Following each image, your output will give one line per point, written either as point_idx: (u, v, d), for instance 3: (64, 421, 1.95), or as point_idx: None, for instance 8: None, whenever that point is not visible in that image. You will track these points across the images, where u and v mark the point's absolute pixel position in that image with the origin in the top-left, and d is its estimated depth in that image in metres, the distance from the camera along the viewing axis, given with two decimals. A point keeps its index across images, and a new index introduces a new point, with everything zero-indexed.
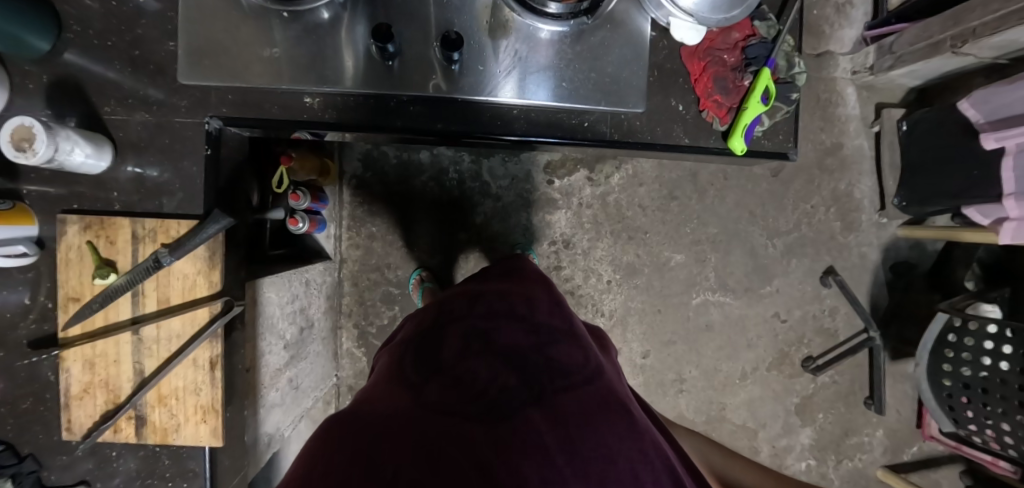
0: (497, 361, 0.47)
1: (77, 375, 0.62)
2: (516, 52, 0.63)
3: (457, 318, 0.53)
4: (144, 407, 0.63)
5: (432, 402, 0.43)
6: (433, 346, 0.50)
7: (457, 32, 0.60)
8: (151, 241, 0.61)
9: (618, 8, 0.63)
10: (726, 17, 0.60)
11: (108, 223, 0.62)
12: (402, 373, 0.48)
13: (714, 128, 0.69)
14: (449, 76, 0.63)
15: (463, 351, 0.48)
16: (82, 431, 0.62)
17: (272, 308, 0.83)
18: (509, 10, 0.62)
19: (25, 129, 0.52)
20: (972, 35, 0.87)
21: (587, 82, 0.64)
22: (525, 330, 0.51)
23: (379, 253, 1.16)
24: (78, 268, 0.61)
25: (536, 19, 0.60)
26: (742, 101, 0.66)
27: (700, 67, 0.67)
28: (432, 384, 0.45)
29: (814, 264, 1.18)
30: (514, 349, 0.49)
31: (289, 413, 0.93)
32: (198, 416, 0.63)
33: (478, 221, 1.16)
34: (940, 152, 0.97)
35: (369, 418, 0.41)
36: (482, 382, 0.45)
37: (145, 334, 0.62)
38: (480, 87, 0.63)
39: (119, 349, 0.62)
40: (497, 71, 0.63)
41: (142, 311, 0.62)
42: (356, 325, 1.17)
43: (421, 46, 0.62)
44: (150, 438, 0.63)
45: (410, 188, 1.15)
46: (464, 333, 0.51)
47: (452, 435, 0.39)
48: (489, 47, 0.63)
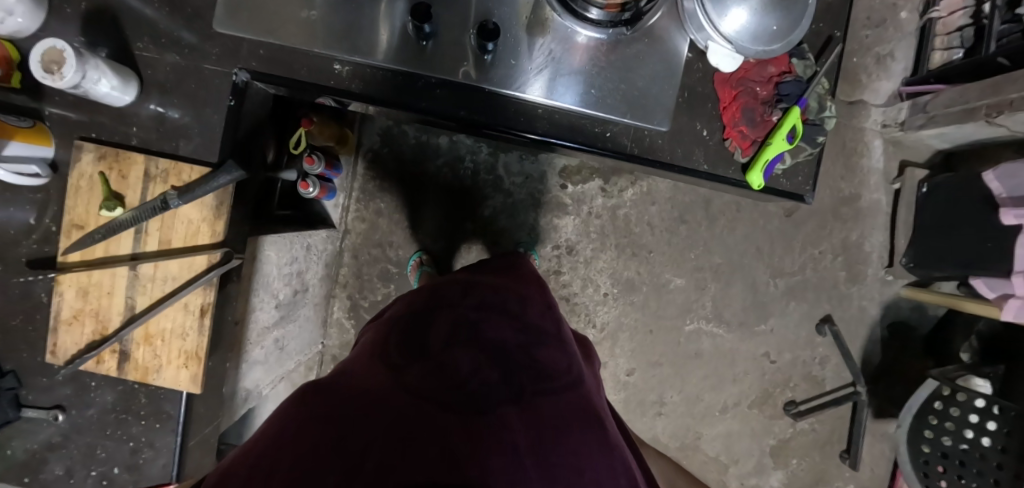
0: (484, 355, 0.47)
1: (70, 300, 0.62)
2: (549, 52, 0.63)
3: (450, 303, 0.53)
4: (130, 343, 0.63)
5: (412, 385, 0.43)
6: (420, 328, 0.51)
7: (495, 23, 0.61)
8: (162, 181, 0.62)
9: (656, 24, 0.64)
10: (766, 50, 0.58)
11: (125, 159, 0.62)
12: (385, 352, 0.48)
13: (735, 159, 0.68)
14: (480, 65, 0.63)
15: (449, 339, 0.49)
16: (66, 356, 0.63)
17: (270, 266, 0.83)
18: (549, 9, 0.62)
19: (56, 51, 0.52)
20: (1008, 107, 0.86)
21: (615, 93, 0.64)
22: (512, 328, 0.52)
23: (383, 229, 1.16)
24: (86, 197, 0.62)
25: (576, 22, 0.60)
26: (767, 136, 0.66)
27: (730, 96, 0.66)
28: (414, 367, 0.45)
29: (813, 309, 1.18)
30: (500, 344, 0.49)
31: (271, 372, 0.93)
32: (180, 361, 0.63)
33: (486, 214, 1.16)
34: (958, 217, 0.95)
35: (347, 391, 0.41)
36: (465, 374, 0.45)
37: (142, 271, 0.62)
38: (510, 80, 0.63)
39: (115, 281, 0.62)
40: (529, 68, 0.63)
41: (143, 248, 0.63)
42: (349, 297, 1.17)
43: (458, 32, 0.62)
44: (131, 375, 0.64)
45: (424, 171, 1.15)
46: (453, 320, 0.51)
47: (428, 422, 0.39)
48: (521, 41, 0.63)
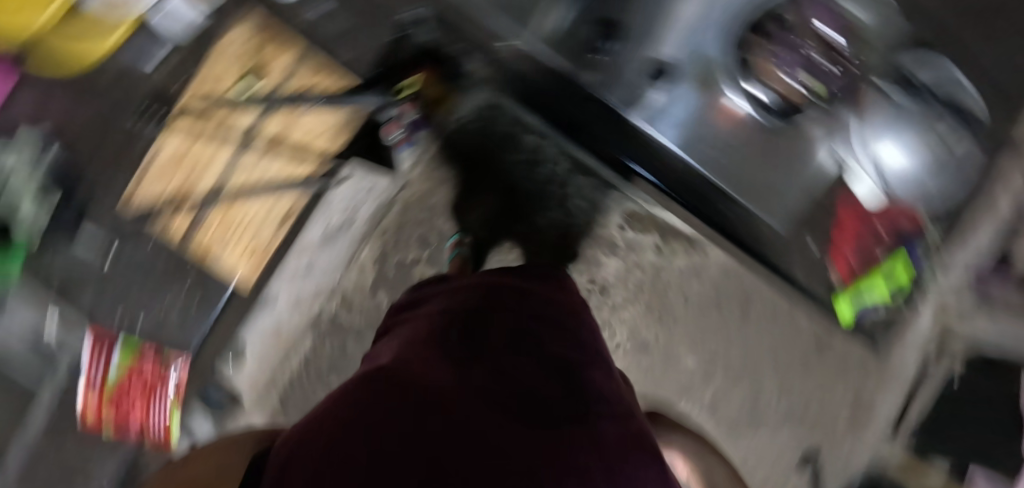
0: (540, 364, 0.48)
1: (169, 149, 0.62)
2: (693, 106, 0.63)
3: (508, 313, 0.55)
4: (212, 209, 0.70)
5: (477, 384, 0.43)
6: (480, 329, 0.53)
7: (667, 63, 0.62)
8: (308, 78, 0.70)
9: (818, 132, 0.61)
10: None
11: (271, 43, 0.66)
12: (444, 344, 0.50)
13: (829, 277, 0.63)
14: (611, 81, 0.62)
15: (511, 345, 0.50)
16: (142, 200, 0.64)
17: (337, 192, 0.87)
18: (719, 73, 0.62)
19: None
20: None
21: (743, 171, 0.62)
22: (571, 345, 0.53)
23: (439, 196, 1.17)
24: (225, 61, 0.63)
25: (730, 89, 0.61)
26: (870, 271, 0.61)
27: (851, 222, 0.60)
28: (477, 367, 0.46)
29: (804, 442, 1.16)
30: (561, 359, 0.50)
31: (289, 287, 0.93)
32: (246, 245, 0.77)
33: (539, 223, 1.17)
34: (990, 418, 0.93)
35: (411, 374, 0.42)
36: (524, 378, 0.46)
37: (252, 150, 0.69)
38: (648, 114, 0.63)
39: (220, 149, 0.66)
40: (669, 112, 0.63)
41: (261, 129, 0.69)
42: (383, 244, 1.18)
43: (631, 52, 0.62)
44: (197, 239, 0.70)
45: (501, 160, 1.14)
46: (513, 327, 0.53)
47: (489, 414, 0.39)
48: (681, 88, 0.62)
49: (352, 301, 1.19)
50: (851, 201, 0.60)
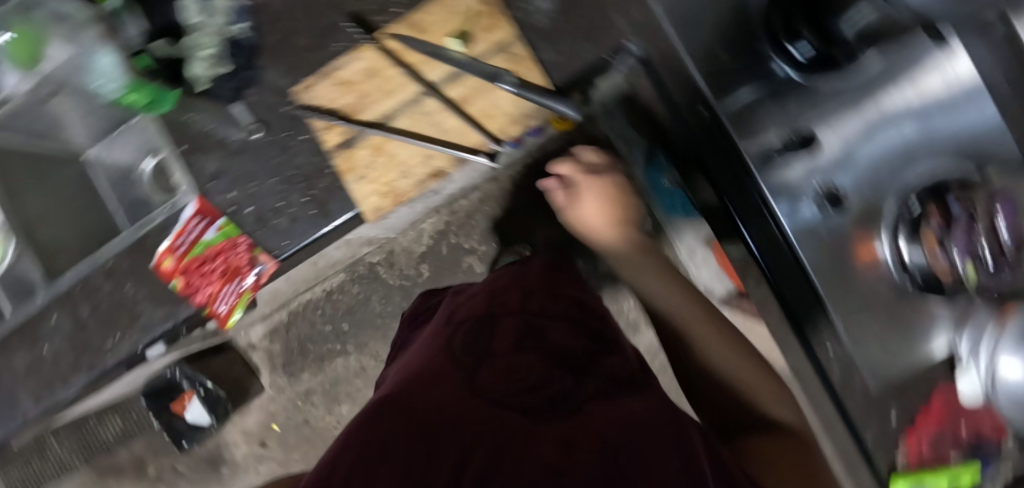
0: (548, 363, 0.50)
1: (357, 66, 0.56)
2: (839, 235, 0.60)
3: (509, 315, 0.57)
4: (367, 139, 0.60)
5: (485, 389, 0.45)
6: (485, 331, 0.54)
7: (836, 188, 0.59)
8: (508, 61, 0.60)
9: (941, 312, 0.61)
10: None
11: (497, 9, 0.57)
12: (451, 352, 0.51)
13: (895, 454, 0.63)
14: (768, 163, 0.59)
15: (518, 343, 0.52)
16: (309, 101, 0.57)
17: (458, 177, 0.77)
18: (885, 215, 0.59)
19: None
20: None
21: (864, 312, 0.62)
22: (576, 336, 0.57)
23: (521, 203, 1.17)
24: (446, 13, 0.56)
25: (888, 238, 0.59)
26: (931, 462, 0.63)
27: (936, 410, 0.62)
28: (484, 370, 0.48)
29: None
30: (566, 349, 0.54)
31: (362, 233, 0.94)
32: (381, 188, 0.64)
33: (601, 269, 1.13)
34: None
35: (423, 397, 0.43)
36: (533, 373, 0.48)
37: (428, 103, 0.61)
38: (795, 223, 0.60)
39: (400, 89, 0.59)
40: (817, 231, 0.60)
41: (443, 86, 0.61)
42: (447, 222, 1.18)
43: (806, 160, 0.59)
44: (337, 162, 0.60)
45: None
46: (519, 327, 0.55)
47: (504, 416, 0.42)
48: (838, 214, 0.60)
49: (396, 260, 1.20)
50: (951, 396, 0.61)
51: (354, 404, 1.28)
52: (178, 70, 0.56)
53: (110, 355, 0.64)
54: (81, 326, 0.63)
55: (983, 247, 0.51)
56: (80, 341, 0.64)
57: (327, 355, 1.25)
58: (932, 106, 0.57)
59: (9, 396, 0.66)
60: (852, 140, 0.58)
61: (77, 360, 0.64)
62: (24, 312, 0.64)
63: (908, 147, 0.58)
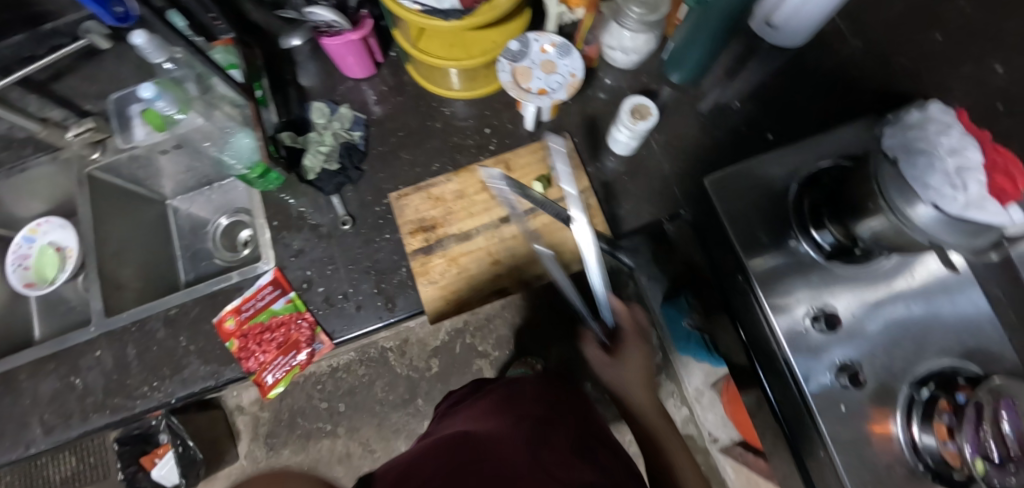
0: (598, 474, 0.47)
1: (450, 186, 0.66)
2: (880, 431, 0.44)
3: (566, 424, 0.53)
4: (442, 251, 0.64)
5: (548, 471, 0.43)
6: (543, 429, 0.50)
7: (855, 365, 0.45)
8: (580, 207, 0.67)
9: None
10: None
11: (581, 167, 0.69)
12: (509, 445, 0.45)
13: None
14: (795, 337, 0.47)
15: (573, 450, 0.49)
16: (401, 204, 0.66)
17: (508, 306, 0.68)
18: (917, 405, 0.43)
19: (642, 108, 0.63)
20: None
21: None
22: (619, 466, 0.52)
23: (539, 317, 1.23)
24: (535, 161, 0.67)
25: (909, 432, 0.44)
26: None
27: None
28: (545, 455, 0.45)
29: None
30: (613, 471, 0.49)
31: None
32: (446, 293, 0.64)
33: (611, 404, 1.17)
34: None
35: (489, 449, 0.44)
36: (587, 471, 0.46)
37: (505, 231, 0.65)
38: (817, 405, 0.45)
39: (483, 213, 0.65)
40: (851, 425, 0.45)
41: (520, 219, 0.64)
42: (466, 322, 1.23)
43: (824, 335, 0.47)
44: (411, 263, 0.64)
45: None
46: (574, 439, 0.51)
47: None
48: (879, 407, 0.45)
49: (407, 350, 1.21)
50: None
51: None
52: (291, 161, 0.67)
53: (139, 402, 0.63)
54: (123, 366, 0.65)
55: (995, 452, 0.37)
56: (116, 381, 0.64)
57: (314, 433, 1.20)
58: (934, 293, 0.46)
59: (18, 425, 0.64)
60: (881, 303, 0.47)
61: (103, 401, 0.64)
62: (67, 343, 0.66)
63: (920, 327, 0.46)
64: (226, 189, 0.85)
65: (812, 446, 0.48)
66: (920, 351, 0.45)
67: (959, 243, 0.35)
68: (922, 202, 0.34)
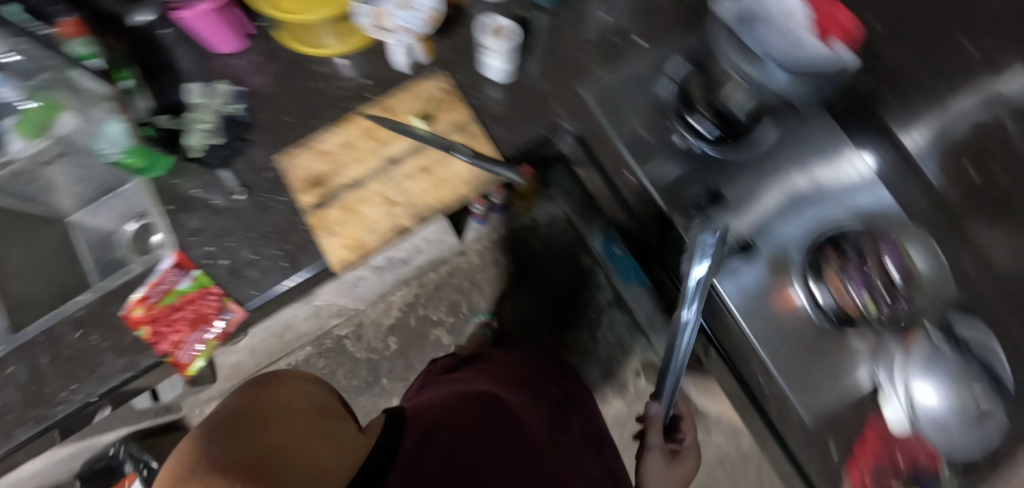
0: (563, 464, 0.68)
1: (334, 139, 0.68)
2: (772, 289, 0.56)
3: (549, 429, 0.76)
4: (337, 204, 0.66)
5: (534, 456, 0.64)
6: (536, 429, 0.71)
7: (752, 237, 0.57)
8: (466, 136, 0.68)
9: (932, 364, 0.51)
10: (950, 422, 0.49)
11: (458, 96, 0.70)
12: (506, 422, 0.67)
13: None
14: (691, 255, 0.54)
15: (550, 442, 0.71)
16: (288, 164, 0.67)
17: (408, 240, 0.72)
18: (817, 274, 0.55)
19: (498, 28, 0.65)
20: None
21: (793, 364, 0.55)
22: (583, 463, 0.75)
23: (487, 276, 1.25)
24: (411, 98, 0.70)
25: (812, 296, 0.55)
26: None
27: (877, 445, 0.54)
28: (531, 442, 0.67)
29: None
30: (579, 471, 0.71)
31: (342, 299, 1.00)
32: (348, 241, 0.64)
33: (565, 339, 1.23)
34: None
35: (493, 420, 0.65)
36: (559, 466, 0.67)
37: (393, 171, 0.68)
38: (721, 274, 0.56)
39: (370, 155, 0.68)
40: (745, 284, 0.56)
41: (403, 160, 0.68)
42: (417, 295, 1.24)
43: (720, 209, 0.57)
44: (308, 220, 0.65)
45: (552, 269, 1.24)
46: (552, 442, 0.72)
47: (554, 455, 0.69)
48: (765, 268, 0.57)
49: (364, 333, 1.22)
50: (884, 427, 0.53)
51: None
52: (174, 143, 0.67)
53: (60, 408, 0.62)
54: (37, 377, 0.63)
55: (857, 294, 0.53)
56: (32, 392, 0.62)
57: None
58: (810, 186, 0.59)
59: None
60: (774, 193, 0.58)
61: (22, 415, 0.62)
62: None
63: (803, 211, 0.58)
64: (126, 194, 0.83)
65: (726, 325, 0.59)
66: (797, 225, 0.57)
67: (797, 93, 0.46)
68: (765, 61, 0.45)
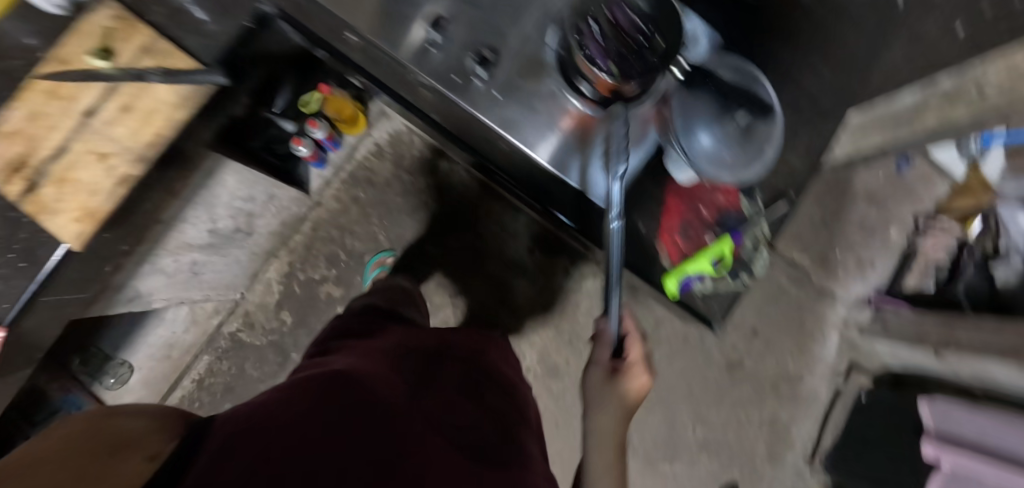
0: (467, 408, 0.62)
1: (14, 119, 0.55)
2: (532, 101, 0.63)
3: (450, 369, 0.69)
4: (42, 177, 0.56)
5: (422, 409, 0.56)
6: (425, 376, 0.65)
7: (493, 52, 0.63)
8: None
9: (689, 113, 0.60)
10: (742, 167, 0.61)
11: (138, 19, 0.59)
12: (381, 379, 0.57)
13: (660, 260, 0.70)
14: (466, 86, 0.63)
15: (448, 389, 0.64)
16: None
17: (222, 191, 0.87)
18: (573, 57, 0.59)
19: None
20: (956, 345, 1.08)
21: (592, 164, 0.63)
22: (495, 396, 0.70)
23: (352, 216, 1.21)
24: None
25: (571, 92, 0.61)
26: (694, 252, 0.69)
27: (677, 207, 0.69)
28: (422, 398, 0.59)
29: (720, 470, 1.31)
30: (486, 407, 0.65)
31: (173, 292, 0.92)
32: (77, 214, 0.57)
33: (450, 244, 1.23)
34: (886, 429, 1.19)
35: (364, 379, 0.55)
36: (456, 411, 0.60)
37: (97, 121, 0.58)
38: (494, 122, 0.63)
39: (66, 118, 0.57)
40: (521, 106, 0.63)
41: (46, 66, 0.57)
42: (290, 263, 1.19)
43: (461, 42, 0.63)
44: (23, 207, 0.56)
45: (414, 185, 1.22)
46: (450, 383, 0.65)
47: (439, 415, 0.58)
48: (522, 89, 0.63)
49: (254, 319, 1.18)
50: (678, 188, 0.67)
51: None
52: None
53: None
54: None
55: (602, 64, 0.57)
56: None
57: None
58: None
59: None
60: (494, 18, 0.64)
61: None
62: None
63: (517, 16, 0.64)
64: None
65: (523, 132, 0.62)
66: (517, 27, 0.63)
67: None
68: None
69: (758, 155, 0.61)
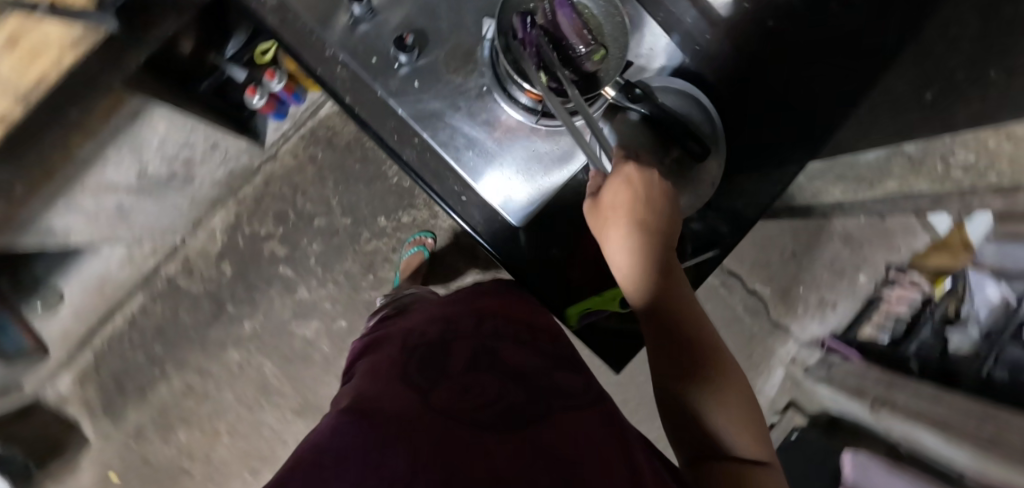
0: (499, 379, 0.42)
1: None
2: (459, 100, 0.58)
3: (467, 330, 0.50)
4: None
5: (441, 411, 0.38)
6: (438, 358, 0.46)
7: (420, 41, 0.57)
8: None
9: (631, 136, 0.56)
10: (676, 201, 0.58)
11: None
12: (376, 401, 0.38)
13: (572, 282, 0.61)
14: (384, 71, 0.57)
15: (469, 365, 0.44)
16: None
17: (152, 135, 0.81)
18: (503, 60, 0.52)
19: None
20: (890, 405, 1.04)
21: (516, 178, 0.58)
22: (533, 352, 0.49)
23: (307, 175, 1.17)
24: None
25: (504, 98, 0.56)
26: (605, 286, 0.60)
27: None
28: (441, 391, 0.40)
29: None
30: (522, 368, 0.45)
31: (96, 229, 0.88)
32: None
33: (404, 219, 1.18)
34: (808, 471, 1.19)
35: (363, 416, 0.36)
36: (490, 390, 0.41)
37: None
38: (415, 119, 0.57)
39: None
40: (446, 103, 0.57)
41: None
42: (238, 214, 1.17)
43: (391, 24, 0.57)
44: None
45: (374, 153, 1.18)
46: (471, 351, 0.46)
47: (473, 409, 0.38)
48: (448, 85, 0.58)
49: (194, 266, 1.17)
50: None
51: (192, 427, 1.18)
52: None
53: None
54: None
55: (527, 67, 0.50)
56: None
57: (149, 383, 1.17)
58: None
59: None
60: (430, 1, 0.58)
61: None
62: None
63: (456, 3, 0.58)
64: None
65: (442, 133, 0.57)
66: (456, 16, 0.58)
67: None
68: None
69: (698, 191, 0.57)
